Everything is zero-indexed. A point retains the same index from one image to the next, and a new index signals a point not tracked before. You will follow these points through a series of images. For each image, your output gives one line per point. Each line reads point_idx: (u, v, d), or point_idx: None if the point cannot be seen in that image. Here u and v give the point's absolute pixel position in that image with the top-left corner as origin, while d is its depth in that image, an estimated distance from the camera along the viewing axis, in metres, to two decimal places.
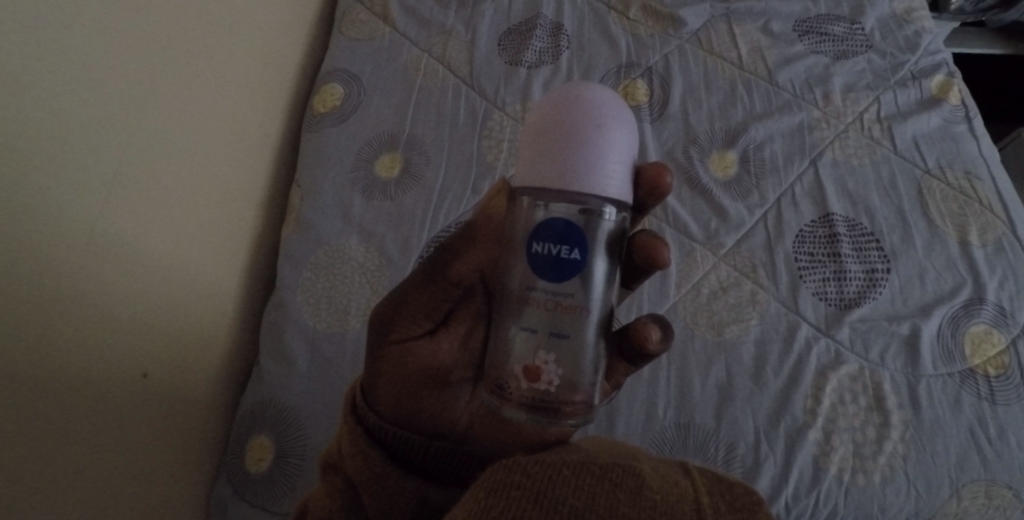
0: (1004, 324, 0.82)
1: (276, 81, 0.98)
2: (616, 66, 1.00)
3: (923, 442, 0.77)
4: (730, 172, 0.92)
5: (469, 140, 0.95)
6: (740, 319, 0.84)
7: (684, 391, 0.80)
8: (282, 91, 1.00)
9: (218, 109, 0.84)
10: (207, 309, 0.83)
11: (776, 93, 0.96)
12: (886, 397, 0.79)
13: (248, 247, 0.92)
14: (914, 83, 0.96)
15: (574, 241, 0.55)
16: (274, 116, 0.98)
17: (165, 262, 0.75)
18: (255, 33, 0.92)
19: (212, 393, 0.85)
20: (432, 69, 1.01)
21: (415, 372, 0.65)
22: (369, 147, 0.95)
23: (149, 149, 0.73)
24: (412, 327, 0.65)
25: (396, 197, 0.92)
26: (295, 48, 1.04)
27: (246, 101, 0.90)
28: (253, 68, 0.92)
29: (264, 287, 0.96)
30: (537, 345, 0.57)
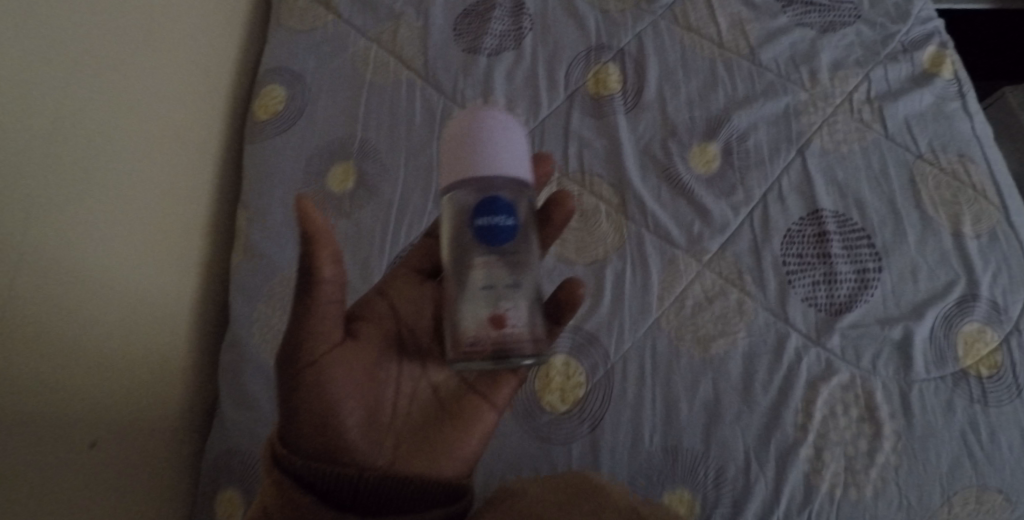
0: (997, 321, 0.78)
1: (204, 90, 0.91)
2: (585, 49, 0.92)
3: (915, 451, 0.75)
4: (712, 167, 0.85)
5: (428, 144, 0.87)
6: (727, 331, 0.79)
7: (670, 413, 0.77)
8: (216, 99, 0.94)
9: (131, 142, 0.78)
10: (161, 357, 0.79)
11: (760, 74, 0.89)
12: (878, 407, 0.76)
13: (198, 279, 0.86)
14: (906, 56, 0.89)
15: (502, 210, 0.61)
16: (209, 128, 0.92)
17: (92, 319, 0.71)
18: (166, 47, 0.85)
19: (175, 448, 0.80)
20: (383, 62, 0.92)
21: (335, 394, 0.62)
22: (319, 158, 0.88)
23: (62, 188, 0.69)
24: (315, 349, 0.61)
25: (352, 214, 0.84)
26: (225, 50, 0.96)
27: (169, 125, 0.84)
28: (169, 87, 0.85)
29: (220, 319, 0.89)
30: (496, 299, 0.61)
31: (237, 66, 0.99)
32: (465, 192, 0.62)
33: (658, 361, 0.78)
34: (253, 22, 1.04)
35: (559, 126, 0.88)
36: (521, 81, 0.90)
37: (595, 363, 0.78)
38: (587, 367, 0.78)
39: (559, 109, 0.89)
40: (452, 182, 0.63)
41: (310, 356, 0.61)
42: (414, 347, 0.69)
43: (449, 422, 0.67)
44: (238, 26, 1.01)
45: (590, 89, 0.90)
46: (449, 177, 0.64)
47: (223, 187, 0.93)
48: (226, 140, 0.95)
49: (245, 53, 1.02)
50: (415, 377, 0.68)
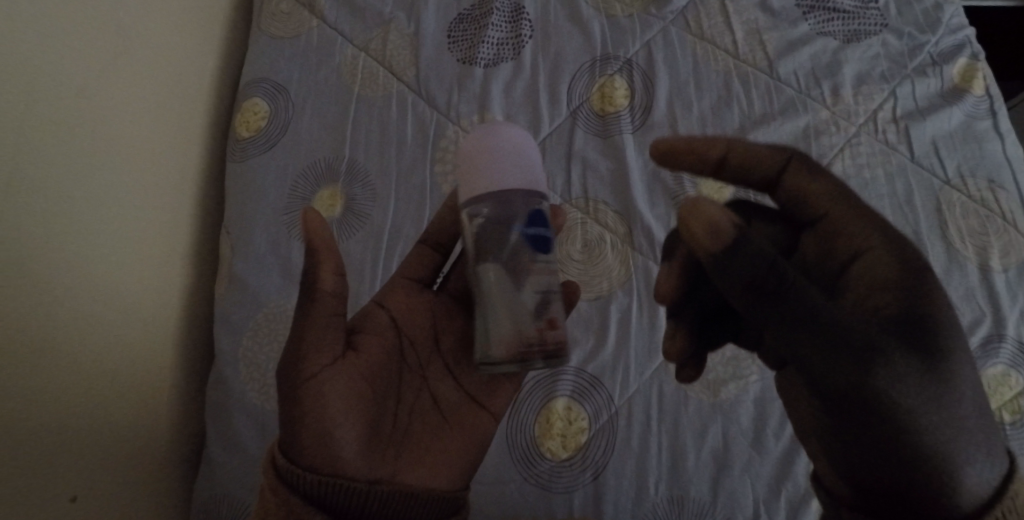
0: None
1: (181, 108, 0.86)
2: (590, 60, 0.86)
3: None
4: (726, 194, 0.80)
5: (421, 166, 0.81)
6: (738, 374, 0.74)
7: (677, 462, 0.73)
8: (193, 115, 0.88)
9: (100, 173, 0.73)
10: (142, 401, 0.75)
11: (778, 89, 0.83)
12: None
13: (180, 312, 0.82)
14: (934, 70, 0.83)
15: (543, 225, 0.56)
16: (187, 149, 0.86)
17: (72, 367, 0.67)
18: (135, 64, 0.79)
19: (161, 492, 0.77)
20: (372, 75, 0.86)
21: (339, 403, 0.54)
22: (305, 180, 0.82)
23: (38, 231, 0.65)
24: (320, 362, 0.55)
25: (341, 241, 0.78)
26: (202, 63, 0.91)
27: (141, 148, 0.78)
28: (149, 111, 0.80)
29: (205, 350, 0.85)
30: (546, 300, 0.55)
31: (218, 76, 0.93)
32: (490, 206, 0.56)
33: (665, 406, 0.74)
34: (234, 27, 0.98)
35: (561, 146, 0.82)
36: (520, 95, 0.84)
37: (599, 408, 0.74)
38: (589, 412, 0.74)
39: (561, 126, 0.83)
40: (482, 195, 0.56)
41: (316, 366, 0.55)
42: (414, 360, 0.63)
43: (453, 434, 0.61)
44: (217, 32, 0.94)
45: (595, 105, 0.84)
46: (475, 189, 0.57)
47: (201, 209, 0.88)
48: (204, 158, 0.89)
49: (227, 60, 0.96)
50: (415, 389, 0.62)
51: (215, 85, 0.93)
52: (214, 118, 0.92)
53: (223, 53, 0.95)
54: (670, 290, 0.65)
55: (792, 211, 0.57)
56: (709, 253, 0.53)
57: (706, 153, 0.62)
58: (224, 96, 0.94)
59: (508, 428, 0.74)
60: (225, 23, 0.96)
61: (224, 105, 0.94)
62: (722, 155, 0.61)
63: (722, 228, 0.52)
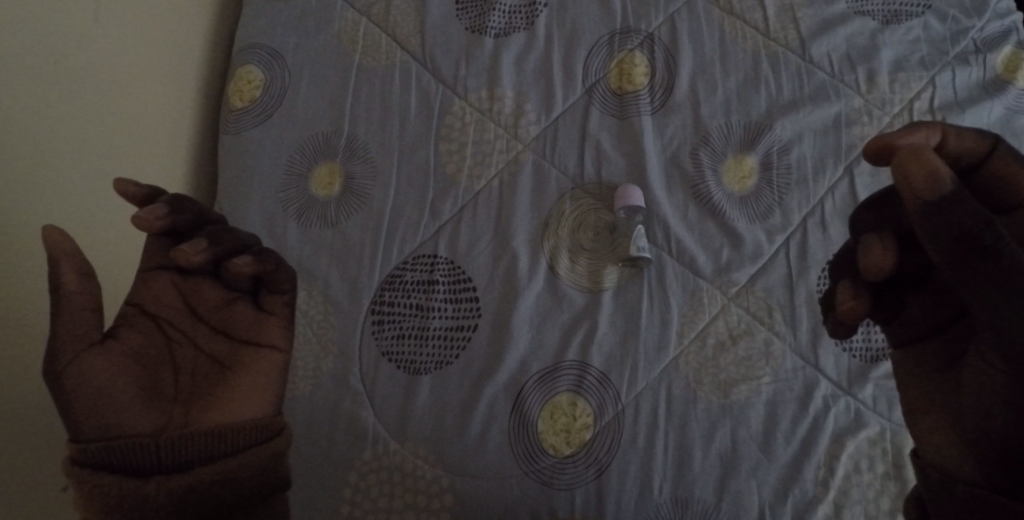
0: None
1: (170, 74, 0.82)
2: (608, 33, 0.81)
3: None
4: (748, 184, 0.76)
5: (424, 144, 0.79)
6: (751, 375, 0.72)
7: (683, 463, 0.69)
8: (183, 81, 0.84)
9: (86, 145, 0.70)
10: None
11: (809, 72, 0.78)
12: (907, 465, 0.69)
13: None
14: (977, 58, 0.77)
15: None
16: (176, 117, 0.82)
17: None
18: (123, 29, 0.75)
19: None
20: (375, 41, 0.83)
21: (102, 383, 0.52)
22: (302, 155, 0.80)
23: (30, 180, 0.63)
24: (71, 355, 0.52)
25: (339, 223, 0.77)
26: (196, 25, 0.87)
27: (128, 118, 0.75)
28: (147, 69, 0.78)
29: None
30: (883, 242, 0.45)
31: (211, 38, 0.89)
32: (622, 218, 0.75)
33: (673, 406, 0.71)
34: None
35: (574, 128, 0.78)
36: (532, 69, 0.80)
37: (604, 403, 0.71)
38: (594, 407, 0.71)
39: (575, 105, 0.79)
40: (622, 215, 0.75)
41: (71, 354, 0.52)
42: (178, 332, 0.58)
43: (240, 383, 0.57)
44: None
45: (613, 83, 0.79)
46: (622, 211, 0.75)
47: (191, 181, 0.84)
48: (195, 127, 0.85)
49: (219, 20, 0.91)
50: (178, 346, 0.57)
51: (206, 47, 0.88)
52: (205, 82, 0.87)
53: (216, 13, 0.90)
54: (885, 269, 0.43)
55: (982, 188, 0.44)
56: (919, 204, 0.39)
57: (923, 141, 0.43)
58: (216, 60, 0.89)
59: (514, 421, 0.71)
60: None
61: (218, 71, 0.90)
62: (939, 139, 0.43)
63: (949, 180, 0.38)
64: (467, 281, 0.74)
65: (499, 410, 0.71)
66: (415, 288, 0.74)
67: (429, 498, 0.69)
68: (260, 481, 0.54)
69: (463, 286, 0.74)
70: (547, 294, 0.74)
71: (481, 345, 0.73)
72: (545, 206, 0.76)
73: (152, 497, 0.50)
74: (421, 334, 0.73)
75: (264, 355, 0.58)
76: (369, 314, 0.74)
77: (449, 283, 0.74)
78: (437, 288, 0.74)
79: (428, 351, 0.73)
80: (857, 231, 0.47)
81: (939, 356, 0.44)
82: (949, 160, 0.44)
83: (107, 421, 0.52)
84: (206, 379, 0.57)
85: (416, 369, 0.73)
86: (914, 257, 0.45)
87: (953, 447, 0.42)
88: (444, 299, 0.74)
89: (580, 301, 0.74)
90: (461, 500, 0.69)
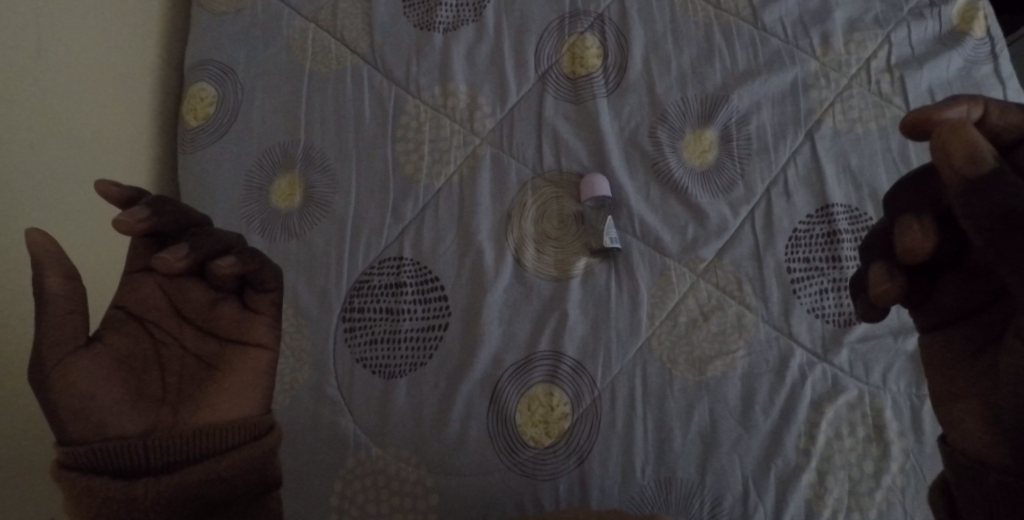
0: None
1: (122, 96, 0.81)
2: (558, 18, 0.81)
3: (924, 472, 0.66)
4: (709, 158, 0.75)
5: (381, 147, 0.79)
6: (725, 351, 0.71)
7: (664, 444, 0.69)
8: (136, 103, 0.83)
9: (45, 171, 0.70)
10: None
11: (763, 40, 0.78)
12: (887, 426, 0.68)
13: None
14: (931, 11, 0.77)
15: None
16: (131, 140, 0.82)
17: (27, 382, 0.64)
18: (71, 53, 0.75)
19: None
20: (324, 47, 0.84)
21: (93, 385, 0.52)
22: (261, 169, 0.80)
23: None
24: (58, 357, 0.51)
25: (303, 233, 0.77)
26: (146, 47, 0.86)
27: (84, 141, 0.75)
28: (102, 89, 0.78)
29: None
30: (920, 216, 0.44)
31: (162, 58, 0.88)
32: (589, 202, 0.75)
33: (650, 387, 0.70)
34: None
35: (531, 116, 0.78)
36: (483, 61, 0.81)
37: (580, 390, 0.70)
38: (571, 396, 0.70)
39: (530, 94, 0.79)
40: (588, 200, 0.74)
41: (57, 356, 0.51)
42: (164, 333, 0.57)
43: (228, 383, 0.57)
44: (157, 10, 0.89)
45: (566, 67, 0.79)
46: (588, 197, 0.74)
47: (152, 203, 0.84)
48: (151, 148, 0.85)
49: (168, 37, 0.90)
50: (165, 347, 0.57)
51: (159, 67, 0.88)
52: (160, 104, 0.87)
53: (166, 31, 0.90)
54: (924, 248, 0.42)
55: None
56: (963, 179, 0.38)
57: (963, 116, 0.41)
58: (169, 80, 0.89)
59: (493, 415, 0.70)
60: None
61: (172, 91, 0.89)
62: (980, 115, 0.42)
63: (990, 156, 0.38)
64: (435, 281, 0.74)
65: (476, 406, 0.71)
66: (384, 292, 0.74)
67: (414, 500, 0.69)
68: (251, 481, 0.54)
69: (432, 286, 0.74)
70: (516, 285, 0.74)
71: (453, 343, 0.73)
72: (506, 198, 0.76)
73: (142, 498, 0.50)
74: (394, 338, 0.73)
75: (251, 355, 0.58)
76: (341, 321, 0.74)
77: (417, 284, 0.74)
78: (405, 290, 0.74)
79: (401, 354, 0.73)
80: (892, 212, 0.45)
81: (972, 340, 0.44)
82: (986, 137, 0.42)
83: (97, 424, 0.52)
84: (193, 380, 0.57)
85: (390, 373, 0.72)
86: (953, 240, 0.44)
87: (984, 433, 0.42)
88: (413, 301, 0.74)
89: (548, 289, 0.73)
90: (445, 497, 0.69)
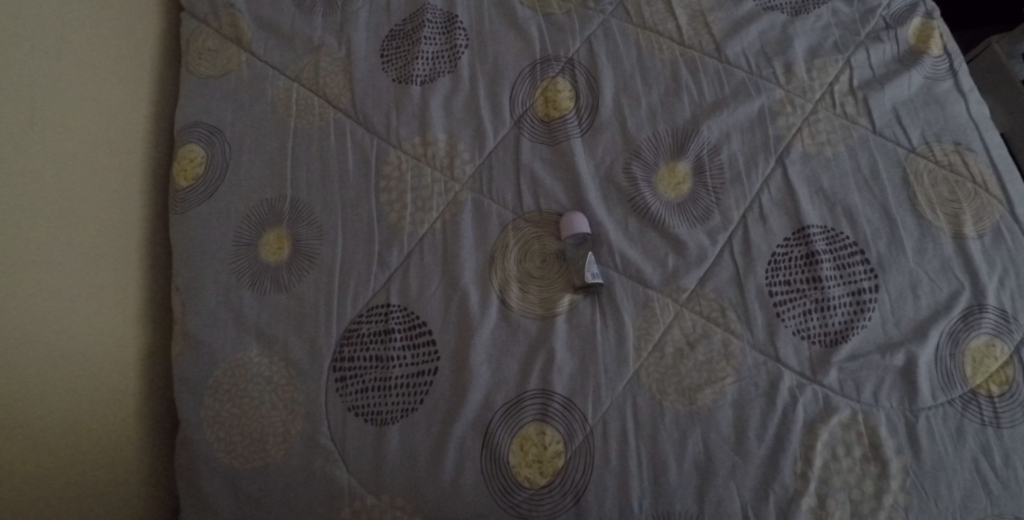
0: (1007, 330, 0.69)
1: (119, 136, 0.85)
2: (530, 64, 0.84)
3: (926, 488, 0.65)
4: (683, 190, 0.77)
5: (365, 198, 0.81)
6: (714, 378, 0.70)
7: (659, 476, 0.68)
8: (128, 160, 0.86)
9: (36, 254, 0.73)
10: (102, 462, 0.75)
11: (728, 73, 0.81)
12: (883, 443, 0.66)
13: (138, 368, 0.81)
14: (888, 34, 0.80)
15: None
16: (131, 176, 0.86)
17: (25, 444, 0.68)
18: (61, 113, 0.78)
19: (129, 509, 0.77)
20: (307, 104, 0.87)
21: None
22: (250, 226, 0.82)
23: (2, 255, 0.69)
24: None
25: (292, 286, 0.79)
26: (134, 107, 0.89)
27: (79, 197, 0.78)
28: (104, 131, 0.83)
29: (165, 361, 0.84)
30: None
31: (155, 112, 0.91)
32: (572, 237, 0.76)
33: (641, 420, 0.69)
34: (164, 62, 0.95)
35: (508, 159, 0.81)
36: (460, 110, 0.84)
37: (572, 428, 0.70)
38: (563, 433, 0.70)
39: (506, 138, 0.82)
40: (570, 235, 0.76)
41: None
42: None
43: None
44: (147, 75, 0.92)
45: (540, 110, 0.82)
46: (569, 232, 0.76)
47: (149, 259, 0.85)
48: (148, 206, 0.87)
49: (160, 94, 0.93)
50: None
51: (152, 126, 0.90)
52: (152, 151, 0.89)
53: (156, 91, 0.92)
54: None
55: None
56: None
57: None
58: (162, 138, 0.91)
59: (486, 457, 0.70)
60: (154, 61, 0.93)
61: (164, 150, 0.91)
62: None
63: None
64: (423, 325, 0.75)
65: (469, 450, 0.70)
66: (373, 340, 0.75)
67: None
68: None
69: (420, 330, 0.75)
70: (501, 326, 0.74)
71: (442, 387, 0.73)
72: (488, 241, 0.78)
73: None
74: (383, 386, 0.73)
75: None
76: (331, 372, 0.75)
77: (404, 330, 0.75)
78: (393, 336, 0.75)
79: (392, 401, 0.73)
80: None
81: None
82: None
83: None
84: None
85: (382, 420, 0.73)
86: None
87: None
88: (401, 347, 0.74)
89: (533, 328, 0.74)
90: None
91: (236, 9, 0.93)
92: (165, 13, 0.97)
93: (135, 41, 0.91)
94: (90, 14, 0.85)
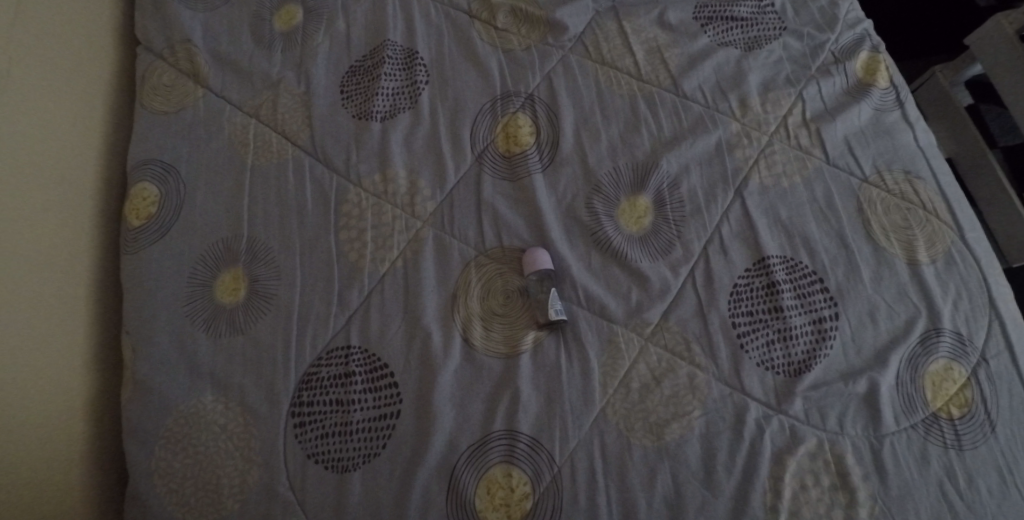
0: (964, 354, 0.70)
1: (70, 156, 0.83)
2: (490, 100, 0.84)
3: (895, 516, 0.65)
4: (645, 224, 0.77)
5: (324, 237, 0.80)
6: (682, 412, 0.69)
7: (628, 513, 0.66)
8: (79, 179, 0.84)
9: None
10: (53, 482, 0.72)
11: (685, 106, 0.82)
12: (850, 472, 0.66)
13: (89, 390, 0.78)
14: (837, 68, 0.82)
15: None
16: (82, 196, 0.84)
17: None
18: (15, 130, 0.77)
19: None
20: (265, 142, 0.86)
21: None
22: (205, 266, 0.80)
23: None
24: None
25: (248, 327, 0.77)
26: (86, 131, 0.87)
27: (35, 213, 0.77)
28: (55, 153, 0.82)
29: (112, 380, 0.81)
30: None
31: (109, 140, 0.89)
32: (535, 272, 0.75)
33: (609, 457, 0.68)
34: (118, 97, 0.93)
35: (470, 196, 0.80)
36: (421, 146, 0.83)
37: (539, 469, 0.68)
38: (530, 474, 0.68)
39: (468, 174, 0.81)
40: (534, 271, 0.75)
41: None
42: None
43: None
44: (99, 104, 0.90)
45: (500, 146, 0.82)
46: (532, 268, 0.75)
47: (100, 294, 0.82)
48: (99, 239, 0.84)
49: (114, 124, 0.91)
50: None
51: (105, 152, 0.88)
52: (105, 177, 0.87)
53: (110, 124, 0.90)
54: None
55: None
56: None
57: None
58: (114, 173, 0.89)
59: (452, 502, 0.68)
60: (107, 97, 0.91)
61: (117, 187, 0.89)
62: None
63: None
64: (384, 367, 0.73)
65: (435, 494, 0.68)
66: (334, 383, 0.73)
67: None
68: None
69: (382, 373, 0.73)
70: (465, 366, 0.73)
71: (406, 430, 0.71)
72: (451, 277, 0.77)
73: None
74: (344, 430, 0.71)
75: None
76: (290, 417, 0.72)
77: (365, 372, 0.73)
78: (354, 379, 0.73)
79: (353, 445, 0.71)
80: None
81: None
82: None
83: None
84: None
85: (343, 466, 0.70)
86: None
87: None
88: (362, 390, 0.72)
89: (498, 367, 0.73)
90: None
91: (193, 44, 0.92)
92: (120, 48, 0.95)
93: (89, 77, 0.89)
94: (42, 40, 0.83)
